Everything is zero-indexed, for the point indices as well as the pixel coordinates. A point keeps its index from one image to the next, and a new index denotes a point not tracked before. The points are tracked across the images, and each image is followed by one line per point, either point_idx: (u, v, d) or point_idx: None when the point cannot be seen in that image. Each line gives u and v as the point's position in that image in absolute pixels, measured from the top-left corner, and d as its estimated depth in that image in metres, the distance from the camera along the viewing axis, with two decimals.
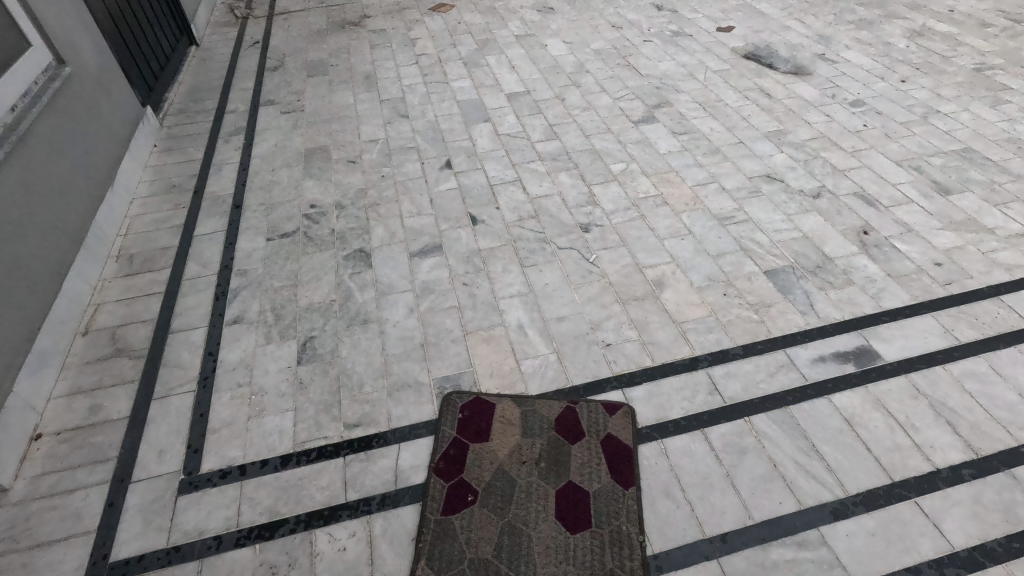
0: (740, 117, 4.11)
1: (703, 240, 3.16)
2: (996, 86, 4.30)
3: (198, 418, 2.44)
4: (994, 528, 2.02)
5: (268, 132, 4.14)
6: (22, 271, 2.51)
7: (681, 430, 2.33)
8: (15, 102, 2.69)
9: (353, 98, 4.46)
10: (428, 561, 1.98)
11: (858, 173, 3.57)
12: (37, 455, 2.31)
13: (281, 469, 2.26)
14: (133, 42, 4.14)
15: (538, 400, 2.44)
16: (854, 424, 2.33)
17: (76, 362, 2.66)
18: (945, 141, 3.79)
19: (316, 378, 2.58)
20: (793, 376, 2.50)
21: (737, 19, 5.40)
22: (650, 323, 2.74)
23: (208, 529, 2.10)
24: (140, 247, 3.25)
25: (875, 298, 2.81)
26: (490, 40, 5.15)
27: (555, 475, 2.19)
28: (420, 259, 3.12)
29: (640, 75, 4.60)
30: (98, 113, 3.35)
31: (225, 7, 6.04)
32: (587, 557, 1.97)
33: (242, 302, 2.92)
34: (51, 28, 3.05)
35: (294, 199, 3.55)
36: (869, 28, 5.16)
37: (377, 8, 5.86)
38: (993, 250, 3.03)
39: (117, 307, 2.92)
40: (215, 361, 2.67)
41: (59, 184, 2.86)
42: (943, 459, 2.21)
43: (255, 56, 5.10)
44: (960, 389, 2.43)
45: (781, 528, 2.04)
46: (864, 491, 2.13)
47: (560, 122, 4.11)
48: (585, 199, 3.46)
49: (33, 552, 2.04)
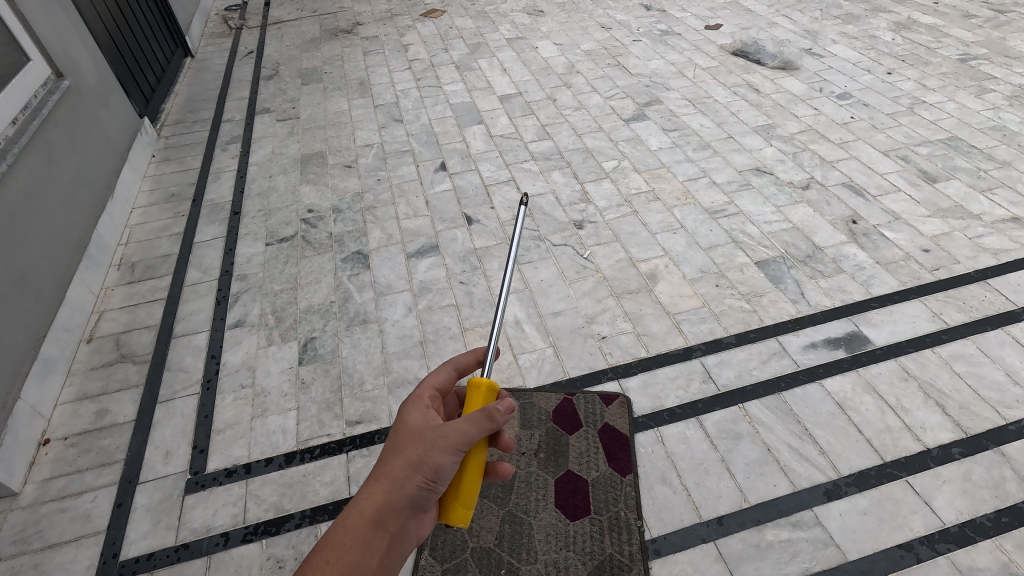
0: (729, 113, 4.17)
1: (695, 233, 3.21)
2: (980, 75, 4.36)
3: (203, 420, 2.49)
4: (984, 504, 2.07)
5: (266, 140, 4.19)
6: (29, 280, 2.57)
7: (676, 418, 2.37)
8: (17, 115, 2.75)
9: (348, 104, 4.53)
10: (431, 551, 2.01)
11: (846, 164, 3.63)
12: (45, 459, 2.36)
13: (285, 467, 2.31)
14: (129, 56, 4.21)
15: (536, 392, 2.48)
16: (845, 407, 2.38)
17: (81, 368, 2.71)
18: (932, 131, 3.85)
19: (317, 378, 2.62)
20: (785, 363, 2.56)
21: (725, 17, 5.46)
22: (644, 315, 2.79)
23: (215, 527, 2.14)
24: (141, 255, 3.31)
25: (864, 285, 2.87)
26: (481, 44, 5.22)
27: (554, 465, 2.23)
28: (417, 259, 3.17)
29: (630, 74, 4.67)
30: (97, 125, 3.40)
31: (218, 18, 6.12)
32: (587, 542, 2.01)
33: (243, 306, 2.98)
34: (49, 43, 3.11)
35: (291, 204, 3.61)
36: (855, 22, 5.23)
37: (369, 15, 5.93)
38: (980, 235, 3.09)
39: (120, 313, 2.97)
40: (218, 363, 2.71)
41: (61, 195, 2.92)
42: (933, 439, 2.26)
43: (250, 66, 5.17)
44: (948, 370, 2.48)
45: (776, 510, 2.08)
46: (856, 472, 2.18)
47: (552, 122, 4.17)
48: (578, 197, 3.51)
49: (45, 553, 2.08)
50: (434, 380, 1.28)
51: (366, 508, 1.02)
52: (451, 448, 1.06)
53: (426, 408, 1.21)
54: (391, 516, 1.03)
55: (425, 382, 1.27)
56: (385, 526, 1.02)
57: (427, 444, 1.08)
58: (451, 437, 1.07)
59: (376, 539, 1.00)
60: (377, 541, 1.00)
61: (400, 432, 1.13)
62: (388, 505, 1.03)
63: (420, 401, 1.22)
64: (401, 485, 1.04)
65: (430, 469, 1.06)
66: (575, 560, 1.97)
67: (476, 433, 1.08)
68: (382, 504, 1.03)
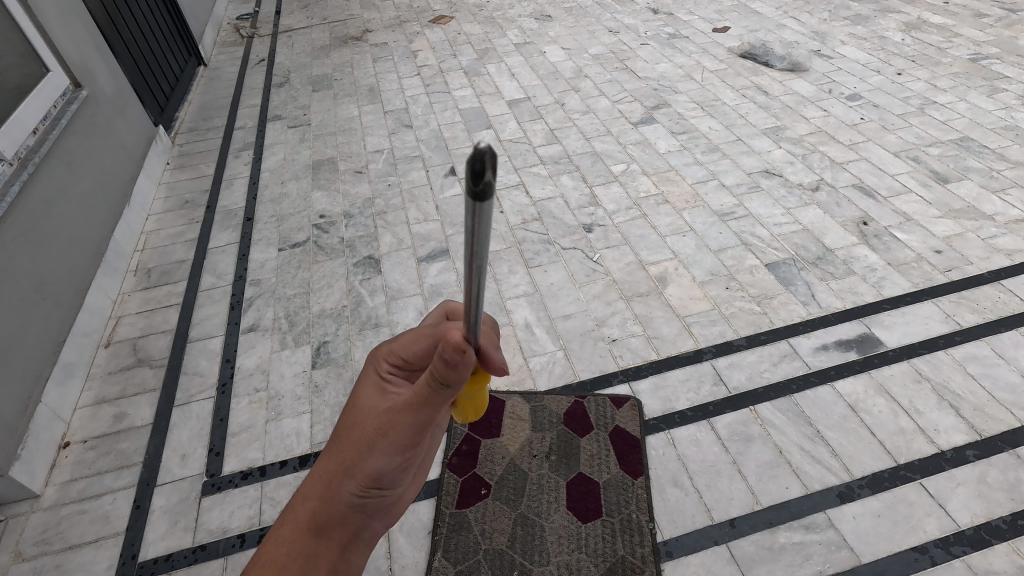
0: (737, 115, 4.17)
1: (705, 236, 3.22)
2: (992, 75, 4.34)
3: (218, 423, 2.53)
4: (999, 507, 2.06)
5: (277, 147, 4.25)
6: (50, 286, 2.62)
7: (687, 420, 2.38)
8: (37, 125, 2.81)
9: (358, 110, 4.58)
10: (444, 553, 2.02)
11: (856, 165, 3.62)
12: (66, 462, 2.40)
13: (300, 469, 2.34)
14: (144, 64, 4.28)
15: (547, 395, 2.49)
16: (857, 409, 2.37)
17: (100, 372, 2.76)
18: (943, 131, 3.83)
19: (330, 381, 2.65)
20: (796, 365, 2.55)
21: (732, 20, 5.47)
22: (654, 318, 2.80)
23: (232, 528, 2.17)
24: (157, 261, 3.36)
25: (876, 287, 2.86)
26: (489, 49, 5.27)
27: (565, 467, 2.24)
28: (427, 264, 3.20)
29: (638, 78, 4.68)
30: (113, 133, 3.46)
31: (230, 26, 6.22)
32: (598, 544, 2.02)
33: (257, 311, 3.02)
34: (68, 54, 3.18)
35: (303, 210, 3.65)
36: (863, 23, 5.21)
37: (378, 22, 5.99)
38: (993, 235, 3.07)
39: (137, 318, 3.02)
40: (233, 368, 2.75)
41: (80, 202, 2.98)
42: (946, 441, 2.24)
43: (261, 73, 5.24)
44: (962, 372, 2.47)
45: (788, 512, 2.08)
46: (869, 474, 2.17)
47: (561, 126, 4.20)
48: (587, 200, 3.53)
49: (66, 554, 2.13)
50: (403, 347, 1.13)
51: (302, 516, 0.95)
52: (391, 447, 1.01)
53: (382, 383, 1.13)
54: (332, 523, 0.97)
55: (389, 344, 1.16)
56: (327, 535, 0.96)
57: (370, 439, 1.02)
58: (396, 433, 1.01)
59: (318, 550, 0.93)
60: (320, 552, 0.93)
61: (342, 426, 1.09)
62: (323, 511, 0.97)
63: (376, 373, 1.15)
64: (337, 489, 0.99)
65: (368, 472, 1.00)
66: (587, 561, 1.98)
67: (427, 416, 1.01)
68: (316, 511, 0.97)
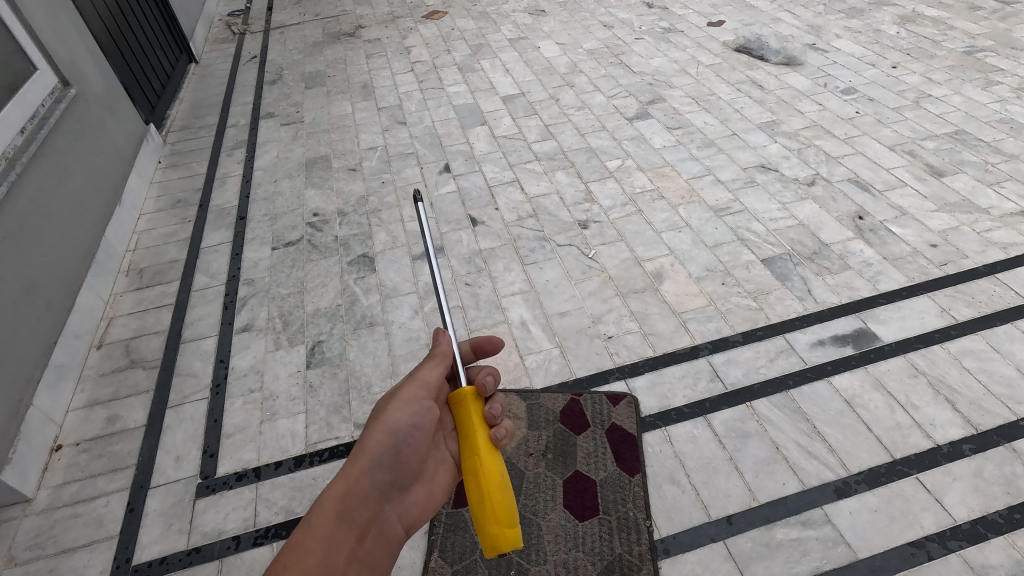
0: (733, 110, 4.15)
1: (701, 231, 3.20)
2: (987, 68, 4.33)
3: (212, 424, 2.51)
4: (996, 501, 2.06)
5: (270, 145, 4.22)
6: (41, 288, 2.59)
7: (684, 417, 2.37)
8: (25, 124, 2.77)
9: (351, 107, 4.54)
10: (441, 552, 2.01)
11: (851, 159, 3.61)
12: (59, 464, 2.38)
13: (295, 470, 2.32)
14: (135, 62, 4.24)
15: (543, 393, 2.48)
16: (854, 405, 2.37)
17: (92, 373, 2.73)
18: (938, 124, 3.82)
19: (325, 381, 2.64)
20: (793, 361, 2.55)
21: (727, 13, 5.45)
22: (650, 315, 2.79)
23: (227, 530, 2.16)
24: (149, 261, 3.33)
25: (871, 282, 2.85)
26: (483, 45, 5.23)
27: (562, 466, 2.23)
28: (422, 262, 3.18)
29: (633, 73, 4.65)
30: (103, 132, 3.43)
31: (222, 23, 6.16)
32: (595, 542, 2.01)
33: (250, 310, 3.00)
34: (56, 52, 3.13)
35: (297, 208, 3.62)
36: (858, 16, 5.20)
37: (371, 18, 5.95)
38: (988, 229, 3.07)
39: (130, 319, 3.00)
40: (227, 368, 2.73)
41: (70, 203, 2.95)
42: (943, 436, 2.25)
43: (254, 70, 5.20)
44: (958, 366, 2.47)
45: (785, 508, 2.08)
46: (866, 469, 2.17)
47: (556, 121, 4.17)
48: (583, 196, 3.51)
49: (59, 558, 2.11)
50: None
51: (331, 500, 1.15)
52: (400, 411, 1.31)
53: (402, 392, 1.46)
54: (358, 500, 1.19)
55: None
56: (353, 510, 1.17)
57: (382, 423, 1.30)
58: (400, 399, 1.33)
59: (346, 525, 1.13)
60: (347, 529, 1.12)
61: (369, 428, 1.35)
62: (349, 490, 1.19)
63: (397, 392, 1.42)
64: (360, 470, 1.23)
65: (385, 433, 1.28)
66: (585, 560, 1.97)
67: (427, 379, 1.37)
68: (345, 491, 1.18)
